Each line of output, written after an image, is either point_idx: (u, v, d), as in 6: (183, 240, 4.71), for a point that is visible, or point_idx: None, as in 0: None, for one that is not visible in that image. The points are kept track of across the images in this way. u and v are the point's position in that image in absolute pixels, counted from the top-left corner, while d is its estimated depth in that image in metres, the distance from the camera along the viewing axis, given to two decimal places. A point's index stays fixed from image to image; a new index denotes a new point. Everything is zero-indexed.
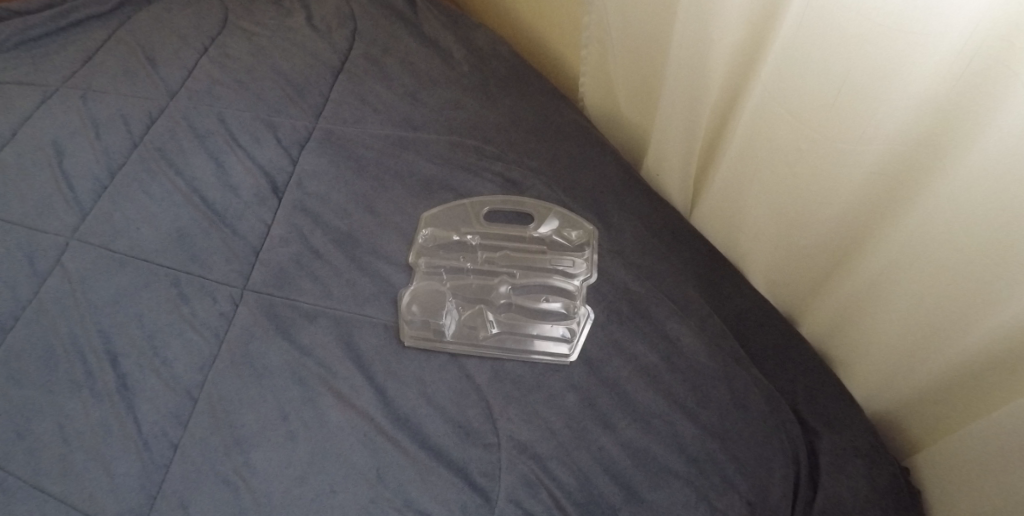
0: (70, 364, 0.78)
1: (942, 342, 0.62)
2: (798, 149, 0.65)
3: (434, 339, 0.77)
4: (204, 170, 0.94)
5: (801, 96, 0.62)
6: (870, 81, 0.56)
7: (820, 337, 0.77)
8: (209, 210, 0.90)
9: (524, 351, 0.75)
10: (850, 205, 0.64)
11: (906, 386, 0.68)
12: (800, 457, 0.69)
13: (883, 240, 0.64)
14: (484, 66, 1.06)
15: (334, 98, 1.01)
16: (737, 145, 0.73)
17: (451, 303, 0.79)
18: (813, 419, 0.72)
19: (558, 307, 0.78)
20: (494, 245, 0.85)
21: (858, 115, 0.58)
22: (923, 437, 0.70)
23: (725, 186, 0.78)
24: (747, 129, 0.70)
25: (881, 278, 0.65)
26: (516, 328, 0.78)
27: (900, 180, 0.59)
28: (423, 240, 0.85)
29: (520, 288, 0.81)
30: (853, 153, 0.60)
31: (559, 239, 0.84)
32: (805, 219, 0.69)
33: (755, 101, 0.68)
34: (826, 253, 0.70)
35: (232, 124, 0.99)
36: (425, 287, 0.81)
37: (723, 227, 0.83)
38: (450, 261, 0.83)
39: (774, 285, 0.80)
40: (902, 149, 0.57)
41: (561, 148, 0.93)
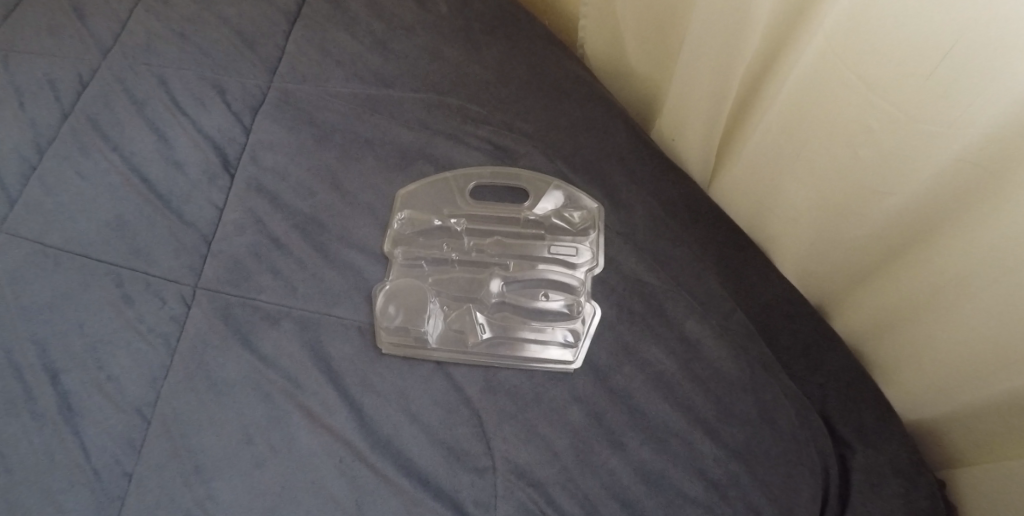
0: (5, 381, 0.68)
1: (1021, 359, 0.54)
2: (868, 128, 0.54)
3: (416, 347, 0.67)
4: (145, 145, 0.82)
5: (877, 63, 0.51)
6: (981, 58, 0.44)
7: (857, 333, 0.69)
8: (153, 192, 0.78)
9: (520, 359, 0.66)
10: (923, 198, 0.54)
11: (967, 397, 0.60)
12: (830, 474, 0.62)
13: (956, 243, 0.54)
14: (464, 6, 0.92)
15: (292, 51, 0.87)
16: (786, 116, 0.61)
17: (434, 304, 0.70)
18: (845, 429, 0.65)
19: (558, 306, 0.69)
20: (483, 230, 0.74)
21: (956, 97, 0.47)
22: (966, 450, 0.64)
23: (761, 161, 0.67)
24: (804, 97, 0.58)
25: (952, 283, 0.56)
26: (511, 330, 0.68)
27: (990, 181, 0.48)
28: (399, 226, 0.74)
29: (515, 282, 0.71)
30: (941, 140, 0.50)
31: (559, 223, 0.74)
32: (863, 207, 0.59)
33: (816, 65, 0.56)
34: (883, 246, 0.60)
35: (176, 88, 0.86)
36: (403, 283, 0.70)
37: (750, 204, 0.73)
38: (432, 251, 0.73)
39: (808, 273, 0.70)
40: (999, 148, 0.46)
41: (560, 107, 0.81)
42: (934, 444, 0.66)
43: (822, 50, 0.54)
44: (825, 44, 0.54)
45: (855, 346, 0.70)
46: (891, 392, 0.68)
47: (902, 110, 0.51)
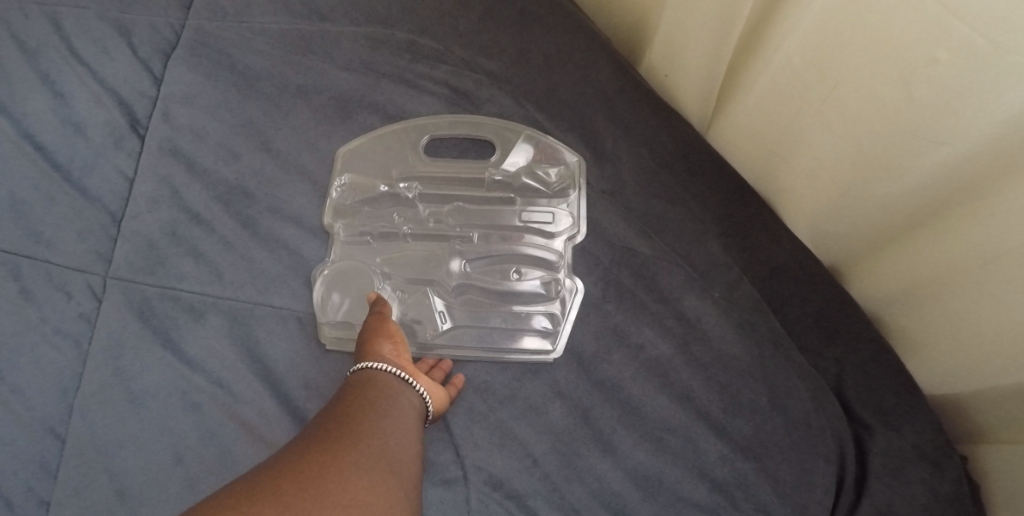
0: None
1: None
2: (926, 55, 0.43)
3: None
4: (36, 101, 0.68)
5: None
6: None
7: (879, 300, 0.59)
8: (49, 163, 0.65)
9: (487, 352, 0.58)
10: (985, 150, 0.43)
11: (1009, 378, 0.51)
12: (846, 461, 0.54)
13: (1015, 207, 0.43)
14: None
15: None
16: (814, 42, 0.49)
17: (381, 286, 0.61)
18: (864, 409, 0.56)
19: (533, 286, 0.60)
20: (440, 195, 0.64)
21: None
22: (998, 431, 0.55)
23: (774, 98, 0.56)
24: (840, 18, 0.47)
25: (1006, 253, 0.46)
26: (477, 317, 0.59)
27: None
28: (337, 194, 0.64)
29: (479, 259, 0.61)
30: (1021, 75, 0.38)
31: (532, 183, 0.63)
32: (904, 158, 0.48)
33: None
34: (921, 206, 0.50)
35: (69, 29, 0.71)
36: (344, 266, 0.61)
37: (756, 149, 0.61)
38: (376, 223, 0.63)
39: (823, 233, 0.60)
40: None
41: (530, 39, 0.68)
42: (961, 424, 0.58)
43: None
44: None
45: (875, 316, 0.60)
46: (914, 368, 0.59)
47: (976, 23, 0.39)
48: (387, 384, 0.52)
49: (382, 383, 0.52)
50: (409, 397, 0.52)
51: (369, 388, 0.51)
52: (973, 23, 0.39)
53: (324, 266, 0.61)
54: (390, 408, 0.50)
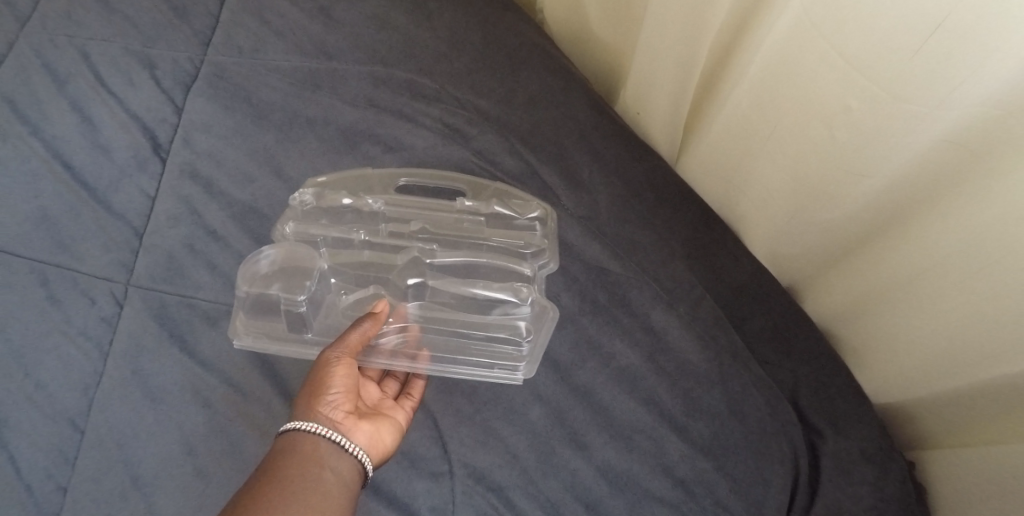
0: None
1: (991, 354, 0.51)
2: (843, 103, 0.50)
3: (271, 335, 0.63)
4: (68, 126, 0.75)
5: (859, 32, 0.47)
6: (965, 26, 0.40)
7: (828, 318, 0.66)
8: (78, 181, 0.72)
9: (446, 360, 0.62)
10: (897, 184, 0.50)
11: (937, 386, 0.58)
12: (799, 463, 0.61)
13: (927, 233, 0.51)
14: None
15: (225, 20, 0.80)
16: (755, 91, 0.57)
17: (311, 284, 0.64)
18: (816, 417, 0.62)
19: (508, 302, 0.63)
20: (406, 212, 0.69)
21: (939, 69, 0.43)
22: (934, 437, 0.62)
23: (728, 138, 0.63)
24: (775, 71, 0.55)
25: (922, 274, 0.53)
26: (449, 331, 0.64)
27: (969, 163, 0.45)
28: (293, 202, 0.68)
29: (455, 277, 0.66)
30: (920, 119, 0.46)
31: (504, 209, 0.68)
32: (834, 192, 0.56)
33: (790, 33, 0.52)
34: (853, 233, 0.57)
35: (99, 61, 0.78)
36: (286, 251, 0.64)
37: (717, 183, 0.69)
38: (327, 231, 0.67)
39: (779, 257, 0.67)
40: (979, 127, 0.43)
41: (518, 83, 0.76)
42: (902, 432, 0.65)
43: (802, 9, 0.50)
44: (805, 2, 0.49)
45: (826, 331, 0.67)
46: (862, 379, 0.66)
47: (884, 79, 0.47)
48: (318, 454, 0.50)
49: (309, 449, 0.50)
50: (335, 472, 0.50)
51: (295, 456, 0.50)
52: (877, 78, 0.47)
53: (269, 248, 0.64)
54: (314, 475, 0.49)
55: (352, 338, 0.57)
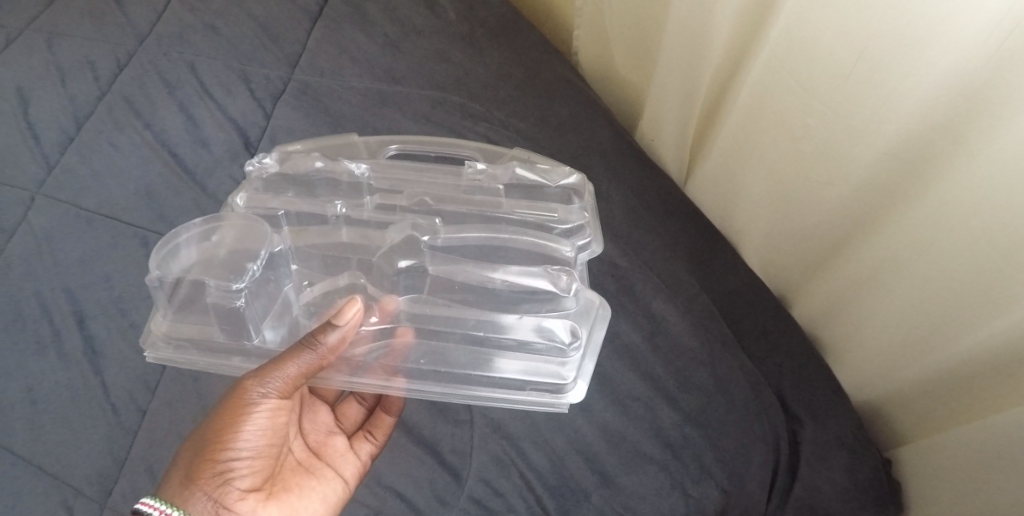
0: (37, 325, 0.76)
1: (941, 335, 0.61)
2: (805, 126, 0.62)
3: (198, 340, 0.65)
4: (174, 123, 0.90)
5: (809, 71, 0.59)
6: (883, 62, 0.53)
7: (812, 319, 0.76)
8: (178, 165, 0.87)
9: (460, 379, 0.64)
10: (853, 192, 0.62)
11: (901, 376, 0.68)
12: (780, 444, 0.70)
13: (884, 233, 0.62)
14: (472, 17, 1.01)
15: (311, 46, 0.96)
16: (739, 120, 0.70)
17: (255, 267, 0.65)
18: (798, 408, 0.71)
19: (551, 295, 0.64)
20: (392, 181, 0.74)
21: (870, 95, 0.55)
22: (904, 430, 0.71)
23: (725, 162, 0.76)
24: (752, 103, 0.67)
25: (882, 268, 0.64)
26: (466, 338, 0.65)
27: (907, 171, 0.56)
28: (250, 173, 0.76)
29: (475, 266, 0.67)
30: (863, 137, 0.58)
31: (536, 178, 0.74)
32: (808, 202, 0.67)
33: (759, 73, 0.64)
34: (826, 238, 0.68)
35: (204, 73, 0.94)
36: (231, 232, 0.67)
37: (718, 201, 0.81)
38: (276, 204, 0.71)
39: (770, 266, 0.78)
40: (908, 141, 0.55)
41: (552, 111, 0.89)
42: (879, 427, 0.74)
43: (765, 58, 0.63)
44: (771, 55, 0.62)
45: (811, 333, 0.77)
46: (843, 376, 0.76)
47: (836, 113, 0.59)
48: None
49: None
50: None
51: None
52: (828, 106, 0.59)
53: (216, 221, 0.67)
54: None
55: (289, 376, 0.58)
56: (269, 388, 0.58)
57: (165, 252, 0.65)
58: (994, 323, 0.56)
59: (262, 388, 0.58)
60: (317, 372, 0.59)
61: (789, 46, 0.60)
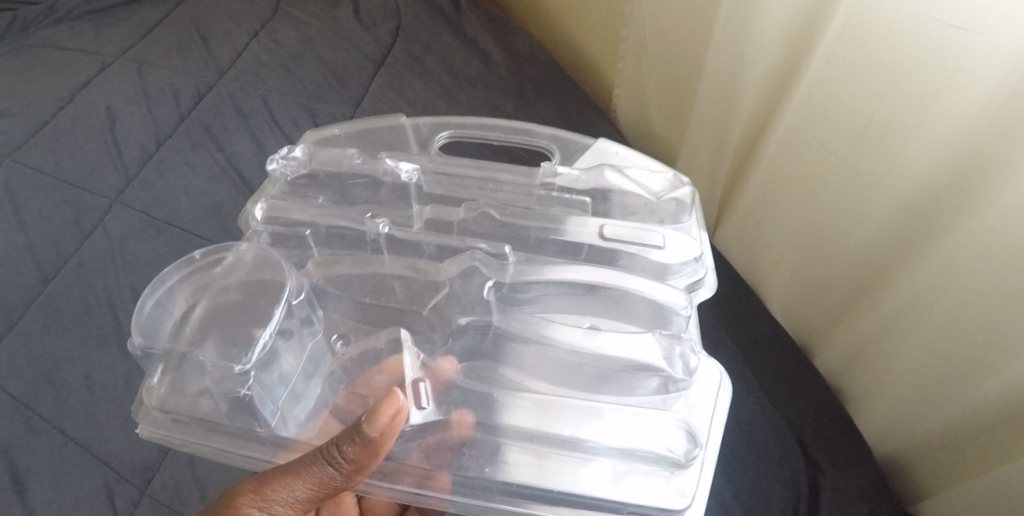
0: (102, 318, 0.83)
1: (959, 383, 0.64)
2: (828, 180, 0.68)
3: (200, 416, 0.54)
4: (244, 148, 0.98)
5: (829, 130, 0.65)
6: (898, 120, 0.58)
7: (836, 368, 0.80)
8: (244, 186, 0.95)
9: (539, 497, 0.50)
10: (875, 241, 0.67)
11: (923, 425, 0.70)
12: (801, 491, 0.71)
13: (905, 281, 0.66)
14: (521, 72, 1.09)
15: (373, 90, 1.06)
16: (766, 174, 0.76)
17: (266, 335, 0.55)
18: (819, 455, 0.74)
19: (658, 376, 0.52)
20: (444, 185, 0.66)
21: (886, 151, 0.61)
22: (929, 482, 0.72)
23: (752, 213, 0.81)
24: (777, 158, 0.73)
25: (902, 316, 0.68)
26: (541, 436, 0.51)
27: (926, 222, 0.61)
28: (272, 172, 0.68)
29: (545, 322, 0.54)
30: (882, 190, 0.63)
31: (635, 189, 0.63)
32: (832, 252, 0.72)
33: (784, 130, 0.71)
34: (848, 287, 0.72)
35: (275, 107, 1.04)
36: (239, 266, 0.59)
37: (745, 252, 0.86)
38: (307, 215, 0.63)
39: (793, 315, 0.83)
40: (925, 194, 0.60)
41: None
42: (904, 480, 0.75)
43: (791, 117, 0.69)
44: (794, 117, 0.68)
45: (832, 384, 0.81)
46: (866, 428, 0.78)
47: (855, 170, 0.65)
48: None
49: None
50: None
51: None
52: (850, 162, 0.65)
53: (220, 252, 0.60)
54: None
55: (298, 493, 0.49)
56: (274, 501, 0.49)
57: (150, 312, 0.57)
58: (1003, 370, 0.59)
59: (265, 501, 0.49)
60: (336, 491, 0.50)
61: (809, 106, 0.66)
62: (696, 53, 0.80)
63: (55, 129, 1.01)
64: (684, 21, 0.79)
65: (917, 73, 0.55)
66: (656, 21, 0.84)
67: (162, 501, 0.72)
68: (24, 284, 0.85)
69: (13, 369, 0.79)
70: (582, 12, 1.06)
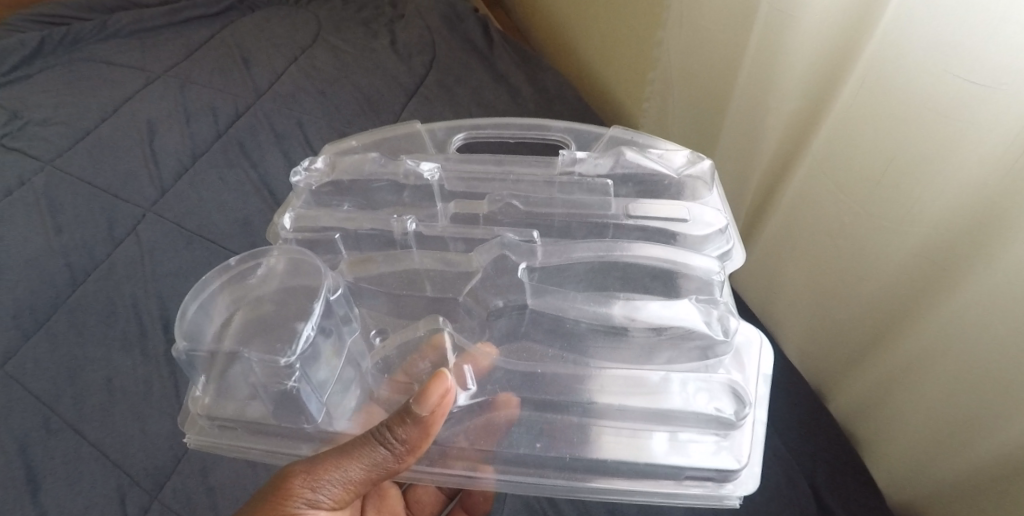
0: (127, 322, 0.85)
1: (974, 432, 0.63)
2: (845, 223, 0.69)
3: (246, 420, 0.54)
4: (276, 168, 1.01)
5: (848, 173, 0.66)
6: (916, 165, 0.59)
7: (850, 412, 0.79)
8: (275, 203, 0.97)
9: (594, 470, 0.50)
10: (891, 285, 0.67)
11: (939, 473, 0.69)
12: None
13: (920, 326, 0.66)
14: (550, 107, 1.10)
15: (405, 118, 1.09)
16: (784, 215, 0.77)
17: (310, 327, 0.53)
18: (831, 499, 0.74)
19: (704, 341, 0.51)
20: (467, 181, 0.64)
21: (904, 195, 0.62)
22: None
23: (769, 253, 0.82)
24: (796, 199, 0.74)
25: (916, 362, 0.67)
26: (593, 409, 0.51)
27: (943, 267, 0.61)
28: (295, 183, 0.66)
29: (580, 297, 0.54)
30: (900, 233, 0.63)
31: (657, 168, 0.63)
32: (848, 295, 0.72)
33: (803, 172, 0.72)
34: (863, 330, 0.72)
35: (309, 129, 1.07)
36: (277, 266, 0.58)
37: (760, 291, 0.87)
38: (335, 221, 0.61)
39: (807, 357, 0.82)
40: (943, 240, 0.60)
41: None
42: None
43: (811, 160, 0.70)
44: (814, 160, 0.70)
45: (847, 429, 0.81)
46: (881, 475, 0.77)
47: (872, 213, 0.66)
48: None
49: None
50: None
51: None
52: (868, 205, 0.66)
53: (252, 259, 0.58)
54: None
55: (352, 474, 0.51)
56: (326, 483, 0.51)
57: (194, 315, 0.55)
58: (1015, 421, 0.59)
59: (318, 481, 0.51)
60: (388, 473, 0.51)
61: (827, 150, 0.67)
62: (720, 96, 0.82)
63: (96, 140, 1.05)
64: (710, 64, 0.81)
65: (936, 120, 0.56)
66: (683, 62, 0.86)
67: (173, 507, 0.72)
68: (54, 285, 0.88)
69: (35, 367, 0.81)
70: (612, 50, 1.09)
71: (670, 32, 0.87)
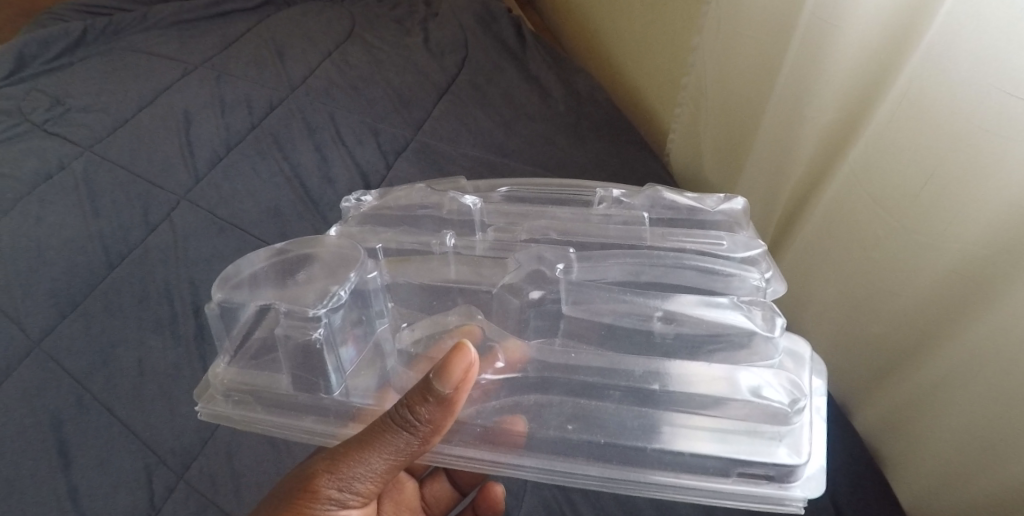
0: (159, 306, 0.87)
1: (1002, 453, 0.62)
2: (879, 235, 0.68)
3: (263, 389, 0.55)
4: (308, 159, 1.03)
5: (887, 184, 0.66)
6: (958, 181, 0.59)
7: (875, 427, 0.79)
8: (306, 195, 0.99)
9: (631, 459, 0.49)
10: (924, 300, 0.66)
11: (964, 493, 0.68)
12: None
13: (951, 343, 0.65)
14: (580, 108, 1.11)
15: (435, 115, 1.10)
16: (817, 224, 0.76)
17: (344, 291, 0.54)
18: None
19: (750, 337, 0.51)
20: (504, 214, 0.65)
21: (943, 210, 0.61)
22: None
23: (798, 263, 0.82)
24: (829, 209, 0.74)
25: (947, 379, 0.67)
26: (630, 395, 0.51)
27: (979, 285, 0.61)
28: (344, 210, 0.70)
29: (615, 289, 0.54)
30: (936, 248, 0.63)
31: (690, 202, 0.63)
32: (879, 307, 0.71)
33: (839, 182, 0.71)
34: (893, 344, 0.72)
35: (341, 123, 1.09)
36: (322, 268, 0.56)
37: (787, 301, 0.86)
38: (370, 232, 0.63)
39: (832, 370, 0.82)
40: (981, 257, 0.59)
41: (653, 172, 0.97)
42: None
43: (847, 171, 0.70)
44: (851, 170, 0.69)
45: (870, 444, 0.80)
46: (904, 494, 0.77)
47: (909, 225, 0.65)
48: None
49: None
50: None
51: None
52: (905, 218, 0.65)
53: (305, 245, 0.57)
54: None
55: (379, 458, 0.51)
56: (351, 478, 0.53)
57: (247, 278, 0.56)
58: None
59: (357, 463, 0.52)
60: (414, 455, 0.51)
61: (867, 160, 0.67)
62: (755, 102, 0.82)
63: (134, 127, 1.08)
64: (747, 71, 0.81)
65: (980, 136, 0.55)
66: (719, 68, 0.86)
67: (197, 487, 0.73)
68: (90, 267, 0.90)
69: (70, 346, 0.83)
70: (644, 54, 1.09)
71: (708, 38, 0.87)
